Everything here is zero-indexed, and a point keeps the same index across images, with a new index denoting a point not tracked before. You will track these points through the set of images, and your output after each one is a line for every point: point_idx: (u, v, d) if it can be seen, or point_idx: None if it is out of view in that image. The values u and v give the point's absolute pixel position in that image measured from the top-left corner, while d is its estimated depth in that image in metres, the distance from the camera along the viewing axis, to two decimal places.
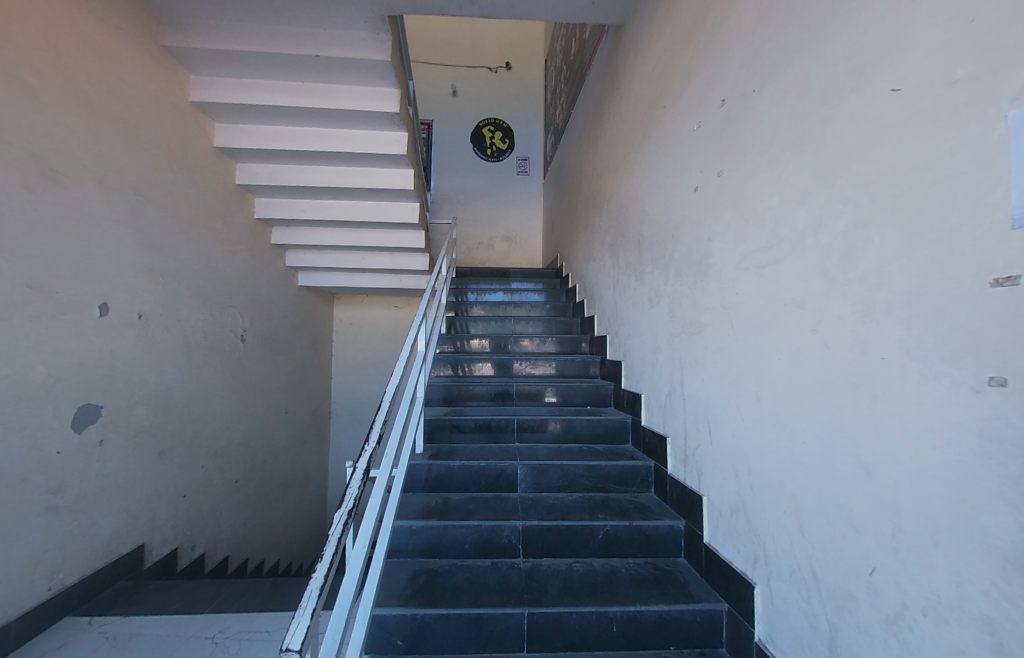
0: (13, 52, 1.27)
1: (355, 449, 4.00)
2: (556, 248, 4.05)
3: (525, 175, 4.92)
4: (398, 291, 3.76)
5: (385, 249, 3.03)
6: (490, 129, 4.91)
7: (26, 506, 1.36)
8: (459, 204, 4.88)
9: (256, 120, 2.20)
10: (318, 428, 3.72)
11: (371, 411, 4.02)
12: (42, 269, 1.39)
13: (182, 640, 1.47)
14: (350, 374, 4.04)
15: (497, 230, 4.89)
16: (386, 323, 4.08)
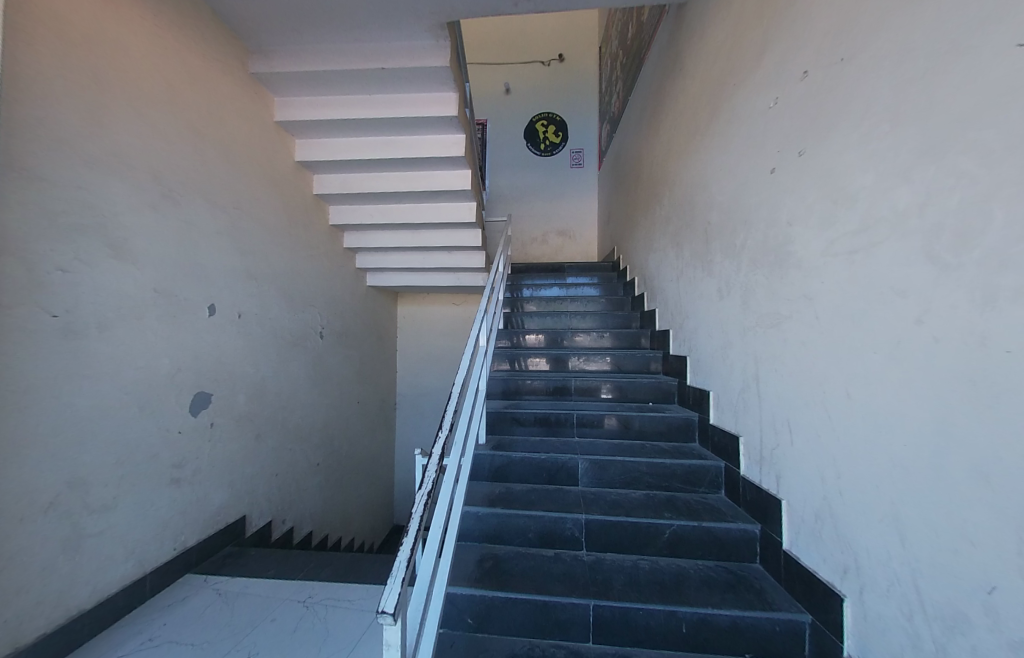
0: (136, 94, 1.51)
1: (418, 439, 4.21)
2: (612, 242, 3.95)
3: (579, 167, 4.84)
4: (456, 289, 3.89)
5: (446, 249, 3.14)
6: (543, 123, 4.90)
7: (156, 477, 1.62)
8: (513, 201, 4.93)
9: (331, 133, 2.39)
10: (385, 419, 3.97)
11: (432, 404, 4.21)
12: (165, 276, 1.63)
13: (280, 601, 1.66)
14: (413, 369, 4.26)
15: (551, 225, 4.87)
16: (445, 320, 4.25)
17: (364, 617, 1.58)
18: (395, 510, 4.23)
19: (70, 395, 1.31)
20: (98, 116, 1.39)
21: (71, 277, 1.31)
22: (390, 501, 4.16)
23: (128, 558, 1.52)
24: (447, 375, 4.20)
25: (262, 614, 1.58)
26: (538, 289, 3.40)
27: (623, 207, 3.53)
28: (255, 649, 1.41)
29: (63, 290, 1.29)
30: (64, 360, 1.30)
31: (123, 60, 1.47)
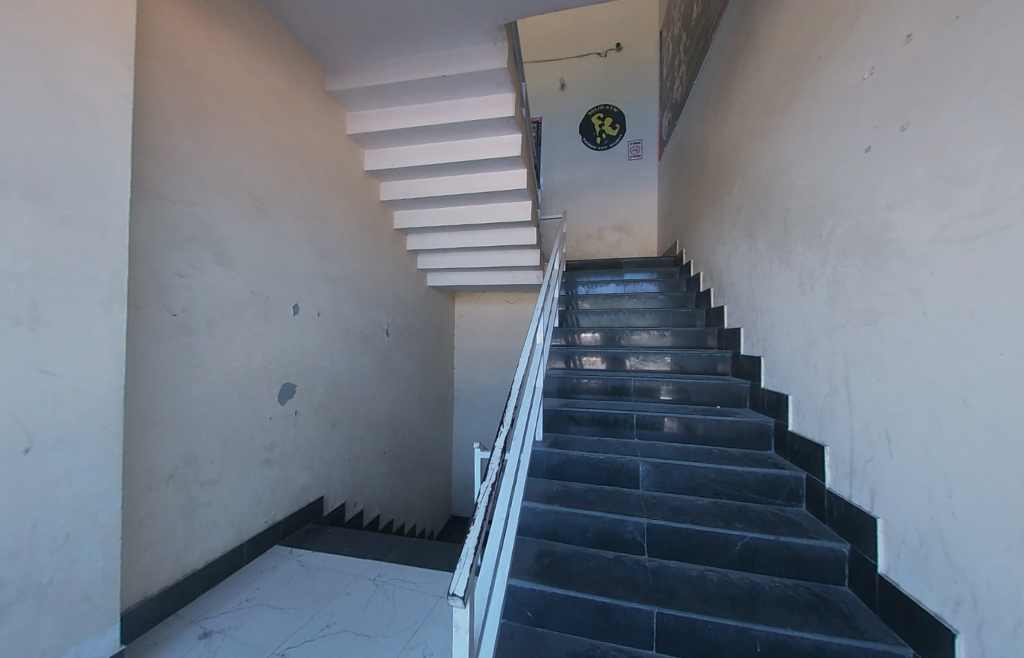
0: (234, 121, 1.72)
1: (474, 434, 4.34)
2: (675, 235, 3.76)
3: (637, 159, 4.66)
4: (512, 288, 3.94)
5: (501, 249, 3.18)
6: (599, 116, 4.79)
7: (252, 457, 1.84)
8: (568, 197, 4.88)
9: (396, 142, 2.53)
10: (444, 413, 4.14)
11: (487, 400, 4.32)
12: (258, 280, 1.85)
13: (353, 576, 1.81)
14: (469, 366, 4.39)
15: (607, 221, 4.76)
16: (500, 318, 4.32)
17: (428, 600, 1.67)
18: (453, 502, 4.39)
19: (186, 383, 1.54)
20: (206, 142, 1.61)
21: (185, 282, 1.53)
22: (449, 492, 4.33)
23: (229, 527, 1.74)
24: (502, 373, 4.29)
25: (338, 587, 1.73)
26: (594, 286, 3.34)
27: (687, 198, 3.34)
28: (333, 619, 1.55)
29: (180, 293, 1.52)
30: (181, 353, 1.52)
31: (223, 92, 1.67)
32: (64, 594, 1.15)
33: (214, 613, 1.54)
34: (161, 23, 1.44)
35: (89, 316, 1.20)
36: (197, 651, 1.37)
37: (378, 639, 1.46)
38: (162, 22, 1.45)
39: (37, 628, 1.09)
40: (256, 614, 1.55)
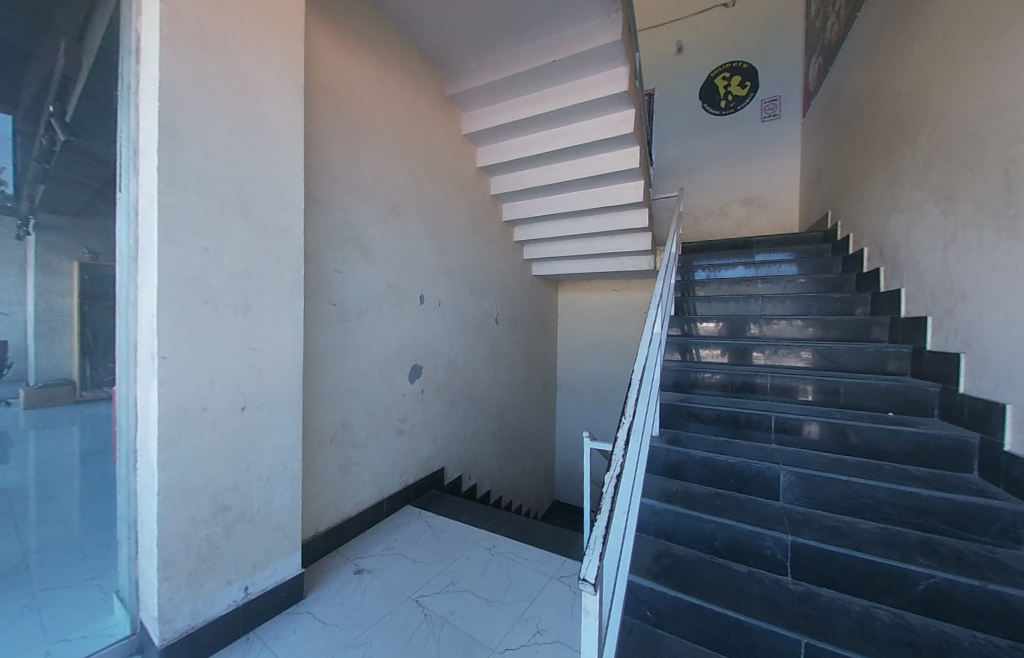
0: (375, 134, 1.97)
1: (578, 422, 4.35)
2: (826, 205, 3.15)
3: (773, 119, 4.03)
4: (619, 275, 3.78)
5: (609, 235, 3.06)
6: (724, 77, 4.24)
7: (390, 428, 2.12)
8: (683, 173, 4.46)
9: (506, 135, 2.60)
10: (547, 400, 4.23)
11: (591, 390, 4.27)
12: (393, 273, 2.09)
13: (471, 543, 1.98)
14: (572, 354, 4.38)
15: (730, 195, 4.23)
16: (605, 307, 4.20)
17: (540, 577, 1.74)
18: (555, 487, 4.47)
19: (342, 362, 1.84)
20: (356, 156, 1.87)
21: (341, 277, 1.82)
22: (552, 477, 4.43)
23: (374, 485, 2.05)
24: (606, 362, 4.19)
25: (459, 550, 1.91)
26: (716, 270, 3.02)
27: (845, 160, 2.77)
28: (456, 578, 1.72)
29: (338, 286, 1.81)
30: (339, 337, 1.82)
31: (368, 111, 1.92)
32: (268, 521, 1.48)
33: (365, 555, 1.84)
34: (321, 55, 1.70)
35: (280, 305, 1.51)
36: (354, 583, 1.67)
37: (497, 604, 1.58)
38: (321, 55, 1.71)
39: (252, 544, 1.44)
40: (395, 562, 1.81)
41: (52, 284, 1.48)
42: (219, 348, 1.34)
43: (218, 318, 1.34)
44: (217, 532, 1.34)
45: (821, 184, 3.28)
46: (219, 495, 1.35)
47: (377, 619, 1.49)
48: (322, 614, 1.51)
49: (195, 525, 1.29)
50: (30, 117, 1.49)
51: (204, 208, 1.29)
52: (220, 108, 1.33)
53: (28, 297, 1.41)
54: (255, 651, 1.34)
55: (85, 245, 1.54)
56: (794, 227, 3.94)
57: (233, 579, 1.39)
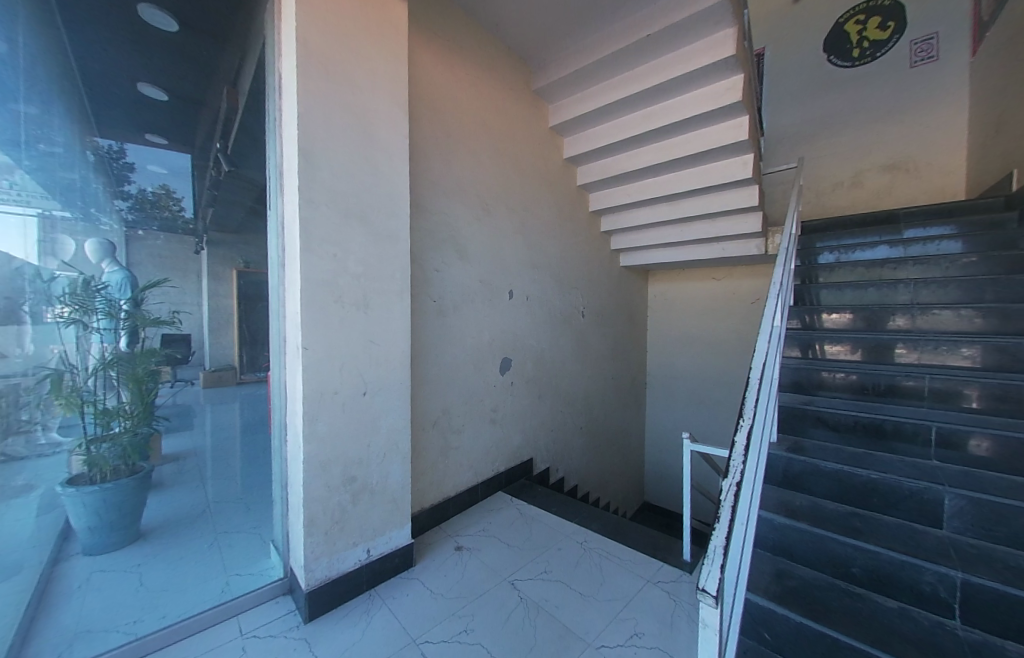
0: (469, 136, 2.05)
1: (670, 420, 4.12)
2: (1010, 163, 2.49)
3: (928, 62, 3.30)
4: (720, 262, 3.46)
5: (709, 218, 2.80)
6: (858, 21, 3.59)
7: (482, 417, 2.23)
8: (800, 142, 3.90)
9: (593, 122, 2.52)
10: (636, 396, 4.06)
11: (685, 387, 4.00)
12: (485, 269, 2.18)
13: (563, 535, 1.99)
14: (662, 348, 4.15)
15: (863, 162, 3.58)
16: (702, 298, 3.89)
17: (637, 580, 1.69)
18: (644, 486, 4.30)
19: (441, 354, 1.98)
20: (453, 159, 1.98)
21: (440, 274, 1.95)
22: (641, 476, 4.26)
23: (469, 470, 2.18)
24: (703, 357, 3.89)
25: (551, 541, 1.95)
26: (847, 252, 2.59)
27: None
28: (549, 568, 1.75)
29: (438, 283, 1.94)
30: (438, 331, 1.96)
31: (463, 114, 2.01)
32: (384, 493, 1.67)
33: (463, 534, 1.97)
34: (422, 68, 1.82)
35: (391, 302, 1.66)
36: (455, 558, 1.80)
37: (592, 600, 1.57)
38: (422, 67, 1.83)
39: (372, 513, 1.63)
40: (491, 543, 1.91)
41: (218, 289, 1.92)
42: (345, 341, 1.53)
43: (343, 314, 1.52)
44: (346, 500, 1.55)
45: (1003, 136, 2.59)
46: (347, 468, 1.55)
47: (475, 595, 1.59)
48: (429, 582, 1.66)
49: (330, 491, 1.50)
50: (204, 155, 2.04)
51: (333, 218, 1.48)
52: (342, 128, 1.49)
53: (203, 299, 1.85)
54: (377, 606, 1.53)
55: (240, 256, 1.97)
56: (958, 193, 3.19)
57: (357, 542, 1.59)
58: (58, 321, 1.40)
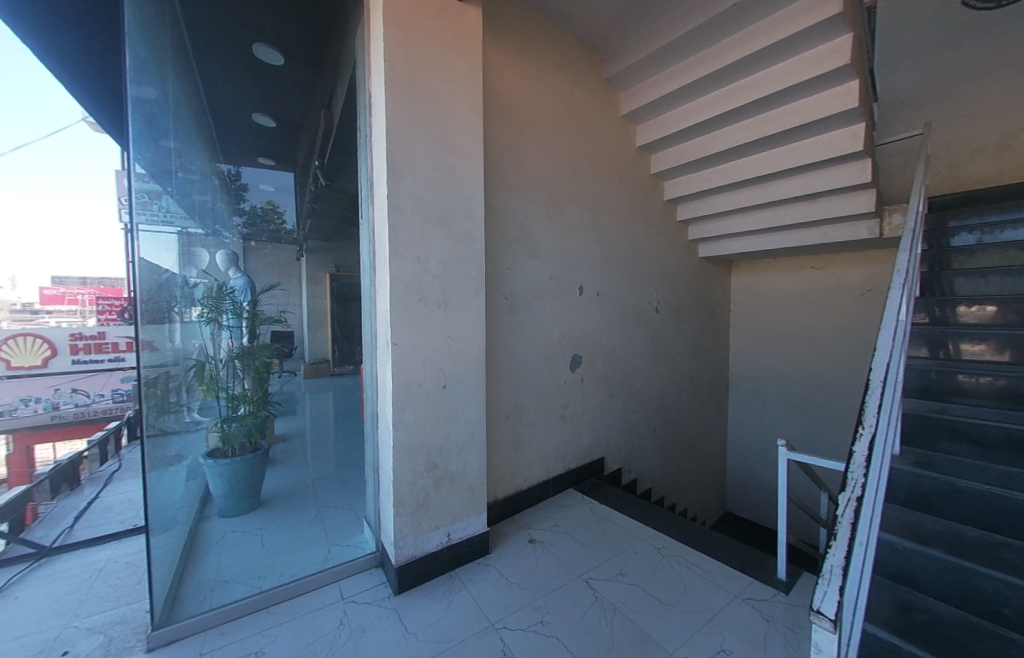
0: (540, 133, 2.06)
1: (757, 424, 3.79)
2: None
3: None
4: (818, 248, 3.09)
5: (807, 198, 2.53)
6: None
7: (552, 414, 2.23)
8: (921, 103, 3.32)
9: (669, 106, 2.40)
10: (716, 397, 3.79)
11: (774, 387, 3.66)
12: (555, 266, 2.18)
13: (639, 539, 1.93)
14: (747, 344, 3.83)
15: (1012, 119, 2.95)
16: (796, 289, 3.53)
17: (722, 594, 1.58)
18: (726, 492, 4.02)
19: (514, 350, 2.02)
20: (524, 157, 2.01)
21: (512, 272, 1.99)
22: (723, 482, 3.97)
23: (541, 465, 2.20)
24: (797, 354, 3.53)
25: (626, 543, 1.90)
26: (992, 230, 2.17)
27: None
28: (625, 570, 1.72)
29: (510, 281, 1.99)
30: (511, 328, 2.00)
31: (534, 112, 2.03)
32: (462, 482, 1.75)
33: (536, 527, 2.00)
34: (495, 71, 1.87)
35: (469, 301, 1.74)
36: (529, 550, 1.84)
37: (672, 609, 1.51)
38: (494, 70, 1.87)
39: (452, 500, 1.73)
40: (565, 539, 1.91)
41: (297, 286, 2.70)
42: (427, 337, 1.63)
43: (425, 312, 1.62)
44: (429, 485, 1.65)
45: None
46: (430, 455, 1.65)
47: (551, 588, 1.61)
48: (505, 570, 1.71)
49: (415, 476, 1.61)
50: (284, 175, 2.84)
51: (415, 222, 1.58)
52: (425, 137, 1.59)
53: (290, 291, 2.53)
54: (457, 588, 1.61)
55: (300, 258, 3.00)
56: None
57: (439, 525, 1.69)
58: (199, 320, 1.84)
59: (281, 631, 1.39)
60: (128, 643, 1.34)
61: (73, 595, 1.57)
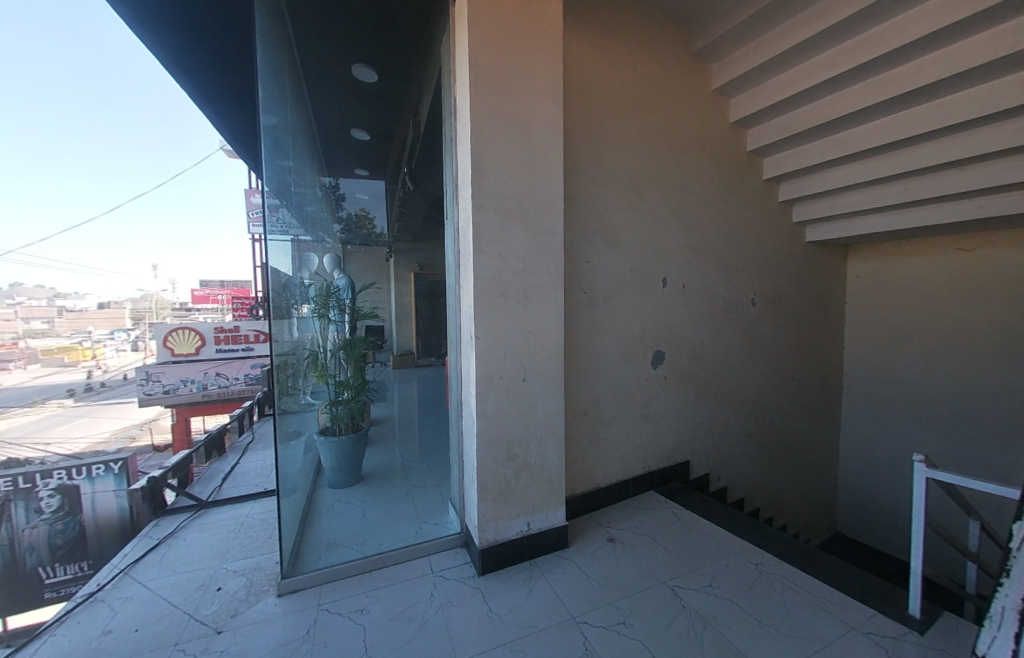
0: (622, 118, 1.99)
1: (878, 434, 3.26)
2: None
3: None
4: (971, 225, 2.54)
5: (956, 164, 2.10)
6: None
7: (633, 412, 2.16)
8: None
9: (770, 73, 2.16)
10: (825, 402, 3.33)
11: (904, 391, 3.11)
12: (636, 257, 2.09)
13: (731, 551, 1.79)
14: (867, 342, 3.30)
15: None
16: (937, 275, 2.96)
17: (835, 625, 1.40)
18: (837, 510, 3.53)
19: (593, 344, 1.99)
20: (605, 145, 1.95)
21: (592, 266, 1.96)
22: (832, 499, 3.49)
23: (620, 464, 2.15)
24: (937, 353, 2.96)
25: (716, 553, 1.77)
26: None
27: None
28: (715, 582, 1.60)
29: (589, 274, 1.96)
30: (590, 322, 1.97)
31: (615, 96, 1.96)
32: (542, 473, 1.78)
33: (616, 527, 1.96)
34: (575, 59, 1.84)
35: (548, 295, 1.75)
36: (608, 549, 1.81)
37: (772, 632, 1.37)
38: (575, 58, 1.84)
39: (531, 490, 1.76)
40: (646, 542, 1.84)
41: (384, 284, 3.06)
42: (509, 331, 1.68)
43: (507, 307, 1.67)
44: (511, 474, 1.71)
45: None
46: (511, 445, 1.71)
47: (633, 591, 1.56)
48: (584, 566, 1.70)
49: (496, 464, 1.68)
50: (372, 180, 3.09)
51: (499, 220, 1.63)
52: (508, 134, 1.63)
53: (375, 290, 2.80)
54: (537, 577, 1.65)
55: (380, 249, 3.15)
56: None
57: (519, 514, 1.74)
58: (312, 316, 2.12)
59: (381, 593, 1.55)
60: (263, 587, 1.59)
61: (225, 542, 1.92)
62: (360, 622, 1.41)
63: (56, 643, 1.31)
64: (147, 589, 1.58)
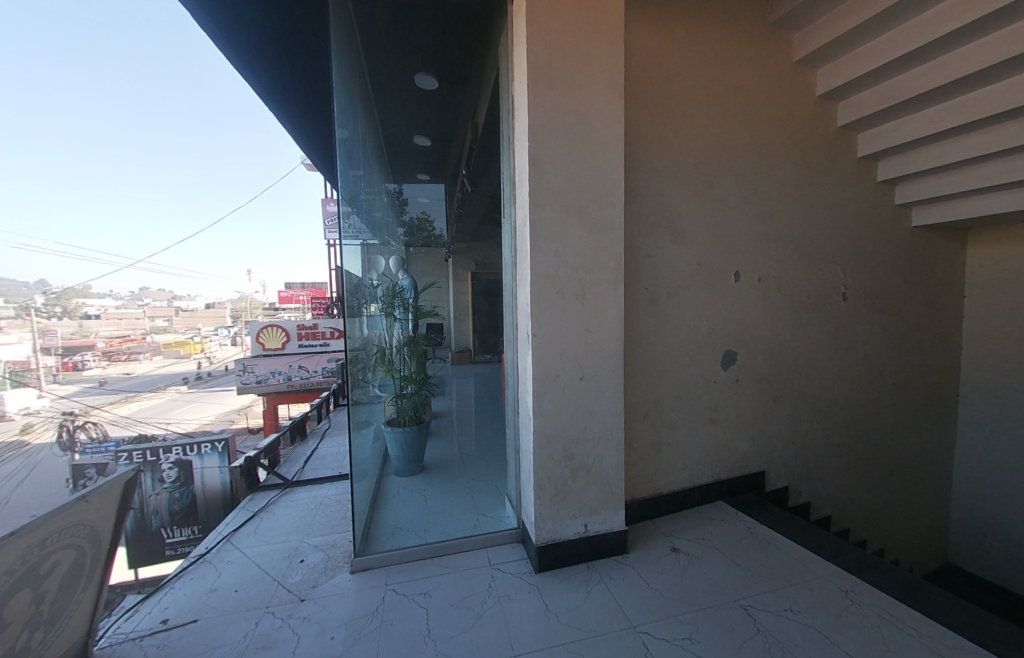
0: (688, 102, 1.86)
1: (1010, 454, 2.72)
2: None
3: None
4: None
5: None
6: None
7: (699, 416, 2.02)
8: None
9: (868, 35, 1.88)
10: (937, 412, 2.85)
11: None
12: (704, 250, 1.95)
13: (816, 574, 1.60)
14: (996, 343, 2.76)
15: None
16: None
17: None
18: (950, 539, 3.02)
19: (654, 343, 1.90)
20: (670, 132, 1.84)
21: (653, 261, 1.86)
22: (943, 526, 2.99)
23: (685, 470, 2.02)
24: None
25: (797, 576, 1.60)
26: None
27: None
28: (796, 607, 1.45)
29: (651, 270, 1.86)
30: (652, 320, 1.88)
31: (681, 79, 1.83)
32: (600, 475, 1.73)
33: (680, 537, 1.85)
34: (637, 44, 1.75)
35: (607, 292, 1.70)
36: (672, 559, 1.71)
37: None
38: (636, 43, 1.75)
39: (589, 492, 1.73)
40: (714, 556, 1.72)
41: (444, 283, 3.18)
42: (566, 330, 1.65)
43: (565, 304, 1.64)
44: (568, 474, 1.69)
45: None
46: (568, 445, 1.68)
47: (699, 606, 1.46)
48: (645, 574, 1.63)
49: (553, 463, 1.67)
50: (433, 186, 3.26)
51: (556, 216, 1.61)
52: (566, 130, 1.60)
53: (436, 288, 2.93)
54: (595, 580, 1.61)
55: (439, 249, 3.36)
56: None
57: (577, 515, 1.71)
58: (380, 314, 2.28)
59: (442, 579, 1.62)
60: (339, 563, 1.74)
61: (308, 518, 2.14)
62: (423, 604, 1.48)
63: (180, 594, 1.55)
64: (245, 555, 1.80)
